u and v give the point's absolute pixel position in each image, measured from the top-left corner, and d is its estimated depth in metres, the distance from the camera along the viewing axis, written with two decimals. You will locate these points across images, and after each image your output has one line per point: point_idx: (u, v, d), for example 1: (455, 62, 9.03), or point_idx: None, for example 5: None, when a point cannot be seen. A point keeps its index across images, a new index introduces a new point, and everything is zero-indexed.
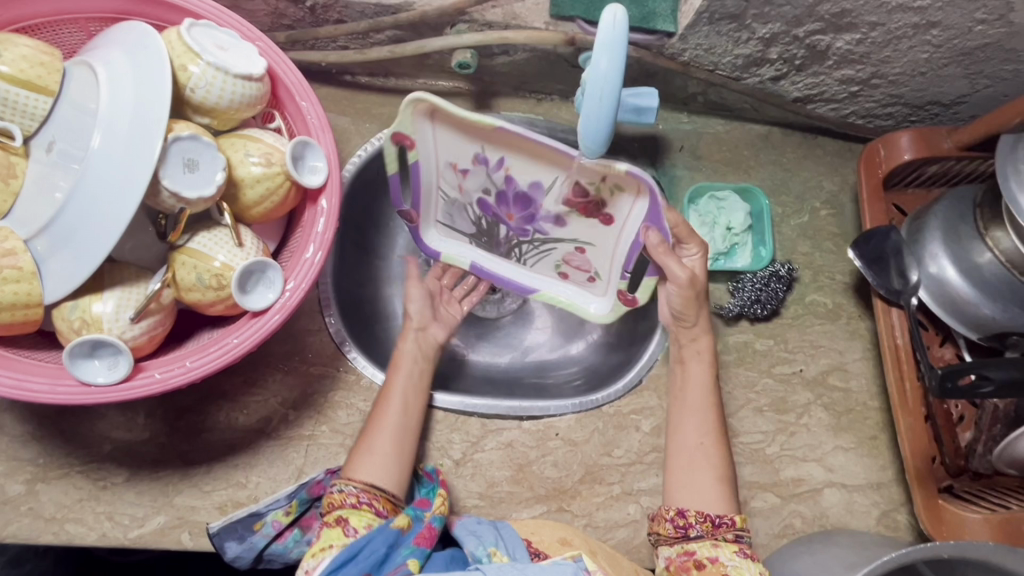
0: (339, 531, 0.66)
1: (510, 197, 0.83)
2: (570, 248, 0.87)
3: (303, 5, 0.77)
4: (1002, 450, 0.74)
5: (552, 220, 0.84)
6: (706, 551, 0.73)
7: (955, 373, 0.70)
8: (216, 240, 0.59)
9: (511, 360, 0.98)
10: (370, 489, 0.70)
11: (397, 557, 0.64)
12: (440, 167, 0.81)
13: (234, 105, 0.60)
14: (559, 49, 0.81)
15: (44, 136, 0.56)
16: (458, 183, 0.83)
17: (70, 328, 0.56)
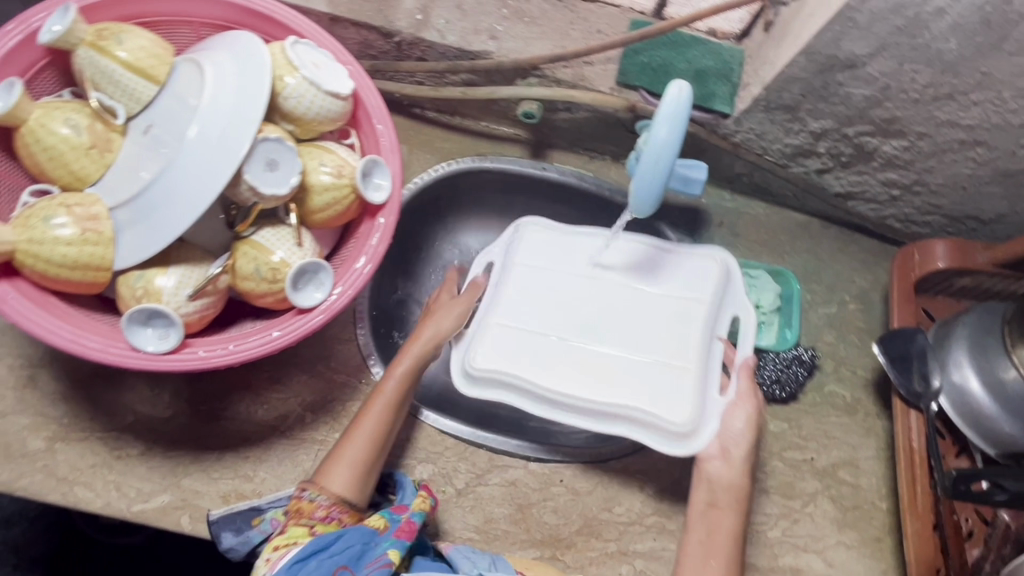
0: (304, 530, 0.65)
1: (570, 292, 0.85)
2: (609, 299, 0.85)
3: (391, 40, 0.83)
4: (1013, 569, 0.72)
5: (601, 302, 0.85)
6: None
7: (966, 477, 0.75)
8: (279, 236, 0.63)
9: None
10: (342, 503, 0.69)
11: (375, 551, 0.63)
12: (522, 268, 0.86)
13: (318, 118, 0.65)
14: (620, 114, 0.86)
15: (144, 119, 0.62)
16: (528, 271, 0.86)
17: (132, 295, 0.59)
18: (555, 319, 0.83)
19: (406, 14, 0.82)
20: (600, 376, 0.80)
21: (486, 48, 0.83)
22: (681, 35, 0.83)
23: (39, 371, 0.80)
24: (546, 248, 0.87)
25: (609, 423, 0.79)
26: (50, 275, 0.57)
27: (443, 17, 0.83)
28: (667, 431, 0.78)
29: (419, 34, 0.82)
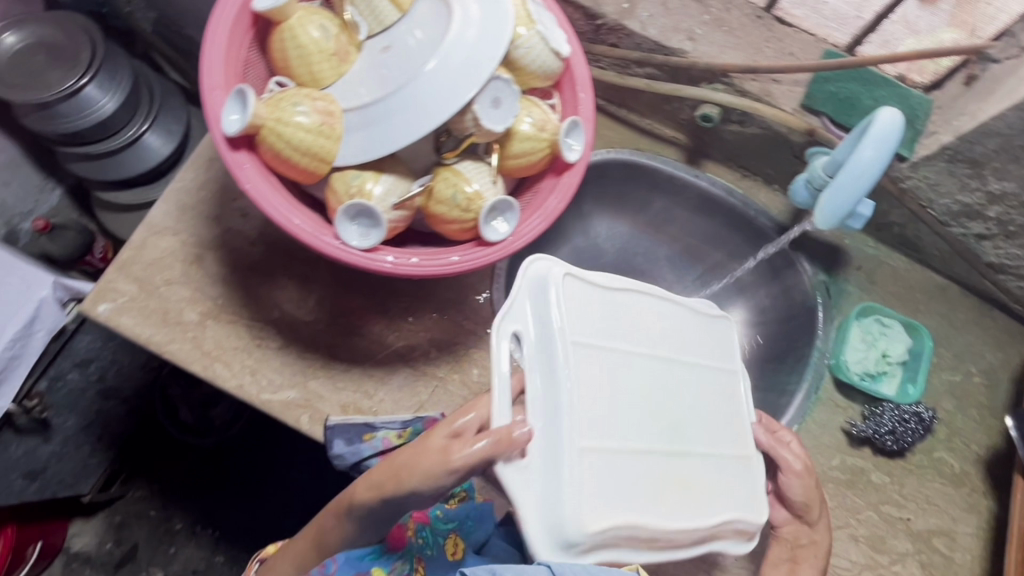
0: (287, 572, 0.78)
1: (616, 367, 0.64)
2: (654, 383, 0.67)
3: (593, 22, 0.88)
4: None
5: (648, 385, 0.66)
6: None
7: None
8: (478, 171, 0.68)
9: None
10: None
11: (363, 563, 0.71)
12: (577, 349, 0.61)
13: (535, 73, 0.69)
14: (793, 136, 0.88)
15: (383, 39, 0.68)
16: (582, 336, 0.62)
17: (346, 191, 0.64)
18: (632, 428, 0.62)
19: (614, 0, 0.86)
20: (679, 491, 0.64)
21: (682, 47, 0.86)
22: (873, 72, 0.81)
23: (208, 252, 0.87)
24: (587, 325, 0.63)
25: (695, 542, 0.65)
26: (284, 154, 0.62)
27: (648, 11, 0.86)
28: (738, 537, 0.69)
29: (623, 21, 0.86)
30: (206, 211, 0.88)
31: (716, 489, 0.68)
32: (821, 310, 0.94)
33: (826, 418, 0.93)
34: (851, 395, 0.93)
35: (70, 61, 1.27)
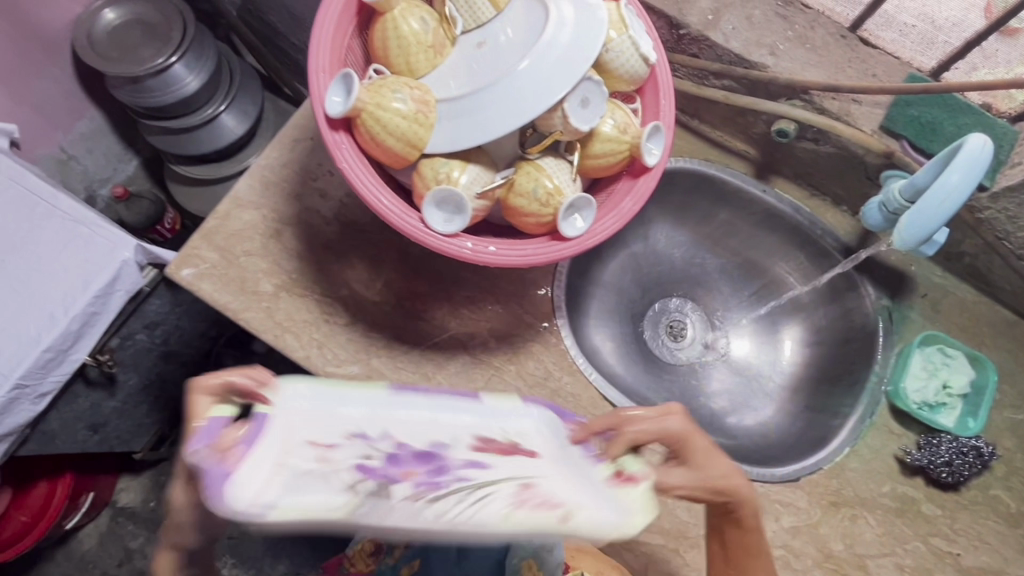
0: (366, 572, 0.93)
1: (402, 460, 0.45)
2: (472, 448, 0.48)
3: (676, 32, 0.90)
4: None
5: (462, 471, 0.45)
6: None
7: None
8: (559, 168, 0.70)
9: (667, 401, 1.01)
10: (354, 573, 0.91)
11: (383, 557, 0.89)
12: (298, 450, 0.44)
13: (622, 76, 0.71)
14: (869, 157, 0.88)
15: (478, 36, 0.70)
16: (318, 455, 0.43)
17: (434, 177, 0.67)
18: (348, 418, 0.48)
19: (699, 11, 0.88)
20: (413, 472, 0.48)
21: (764, 62, 0.86)
22: (954, 98, 0.80)
23: (287, 228, 0.91)
24: (305, 419, 0.48)
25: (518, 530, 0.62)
26: (379, 138, 0.65)
27: (731, 23, 0.87)
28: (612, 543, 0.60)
29: (706, 32, 0.87)
30: (289, 189, 0.92)
31: (461, 453, 0.48)
32: (882, 333, 0.95)
33: (879, 442, 0.92)
34: (907, 423, 0.93)
35: (163, 39, 1.34)
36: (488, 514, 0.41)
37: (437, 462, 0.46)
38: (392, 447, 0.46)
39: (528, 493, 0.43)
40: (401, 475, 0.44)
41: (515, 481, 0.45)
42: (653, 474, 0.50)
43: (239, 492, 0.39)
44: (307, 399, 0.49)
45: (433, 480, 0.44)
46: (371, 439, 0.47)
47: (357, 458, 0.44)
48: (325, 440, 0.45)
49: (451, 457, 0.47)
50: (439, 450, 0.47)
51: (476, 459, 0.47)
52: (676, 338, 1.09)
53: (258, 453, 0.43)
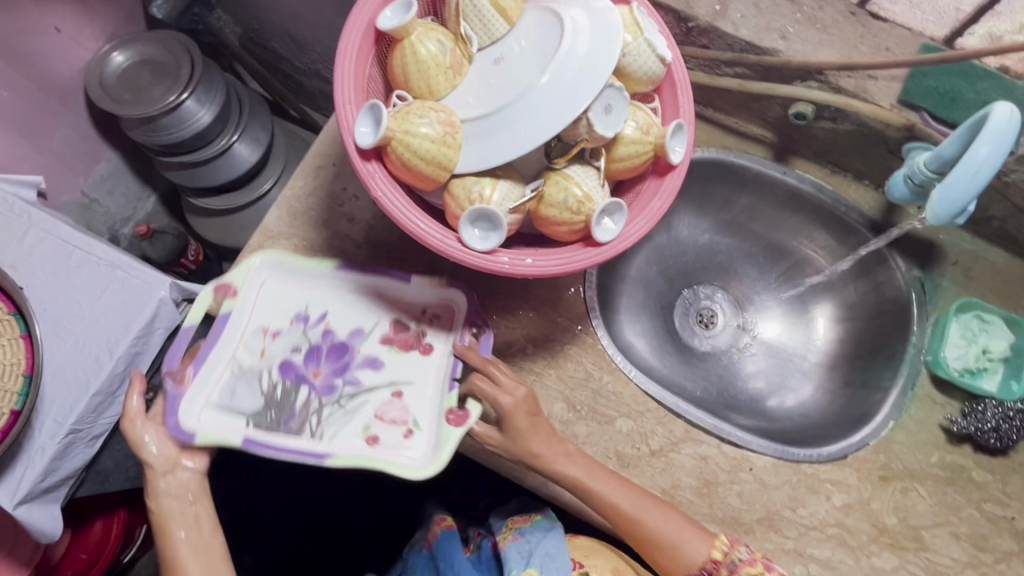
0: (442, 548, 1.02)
1: (322, 351, 0.83)
2: (384, 397, 0.81)
3: (684, 25, 0.90)
4: None
5: (364, 365, 0.83)
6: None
7: None
8: (586, 174, 0.70)
9: (707, 392, 1.02)
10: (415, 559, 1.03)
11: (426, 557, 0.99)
12: (249, 331, 0.81)
13: (641, 78, 0.72)
14: (890, 131, 0.88)
15: (495, 51, 0.71)
16: (262, 346, 0.81)
17: (466, 196, 0.68)
18: (271, 320, 0.82)
19: (706, 2, 0.88)
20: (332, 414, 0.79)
21: (775, 47, 0.87)
22: (977, 65, 0.79)
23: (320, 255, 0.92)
24: (269, 304, 0.83)
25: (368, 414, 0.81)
26: (410, 163, 0.66)
27: (739, 12, 0.88)
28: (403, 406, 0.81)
29: (715, 22, 0.87)
30: (317, 216, 0.94)
31: (386, 356, 0.83)
32: (916, 306, 0.95)
33: (922, 413, 0.92)
34: (948, 392, 0.92)
35: (172, 76, 1.36)
36: (345, 435, 0.78)
37: (326, 382, 0.81)
38: (321, 334, 0.83)
39: (386, 409, 0.80)
40: (314, 377, 0.81)
41: (393, 385, 0.81)
42: (478, 414, 0.77)
43: (203, 417, 0.75)
44: (251, 307, 0.82)
45: (328, 386, 0.81)
46: (309, 322, 0.83)
47: (282, 359, 0.81)
48: (271, 327, 0.82)
49: (356, 357, 0.83)
50: (356, 345, 0.84)
51: (376, 356, 0.83)
52: (708, 324, 1.10)
53: (215, 356, 0.78)
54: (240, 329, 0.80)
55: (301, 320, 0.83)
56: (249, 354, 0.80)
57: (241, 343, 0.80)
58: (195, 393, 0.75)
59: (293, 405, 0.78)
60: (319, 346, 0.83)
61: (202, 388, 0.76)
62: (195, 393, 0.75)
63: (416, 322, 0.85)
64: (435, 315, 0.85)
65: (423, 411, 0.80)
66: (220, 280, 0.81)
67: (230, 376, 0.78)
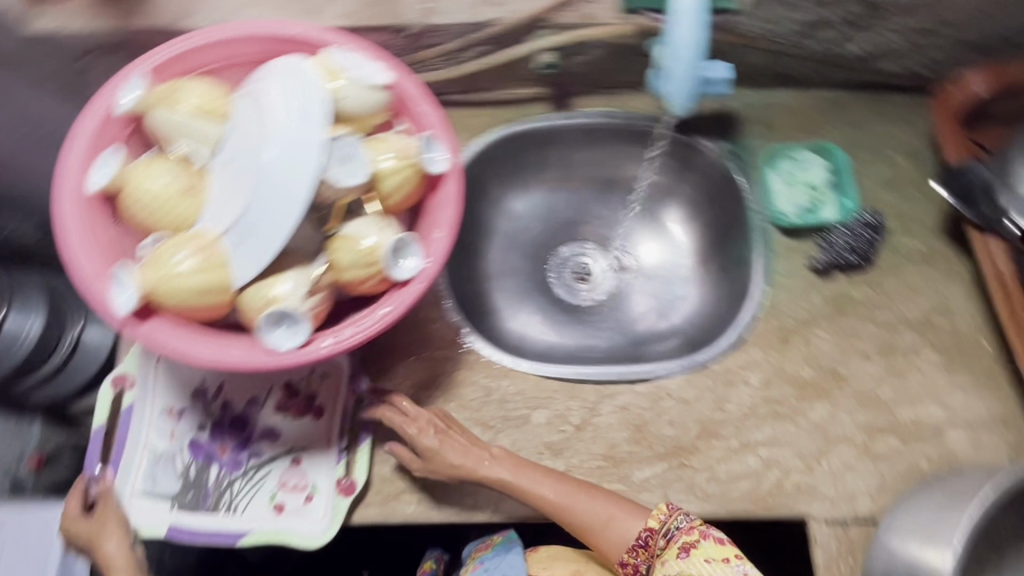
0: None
1: (226, 427, 0.89)
2: (284, 467, 0.87)
3: (401, 35, 0.88)
4: None
5: (264, 437, 0.89)
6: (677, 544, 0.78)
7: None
8: (365, 225, 0.69)
9: (611, 339, 1.06)
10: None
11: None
12: (154, 415, 0.87)
13: (370, 112, 0.71)
14: (632, 40, 0.89)
15: (222, 156, 0.69)
16: (169, 430, 0.87)
17: (257, 307, 0.66)
18: (171, 401, 0.88)
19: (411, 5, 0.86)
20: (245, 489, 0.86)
21: (493, 16, 0.87)
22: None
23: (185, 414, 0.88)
24: (167, 382, 0.88)
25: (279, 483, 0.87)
26: (185, 303, 0.64)
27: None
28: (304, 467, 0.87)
29: (428, 21, 0.86)
30: None
31: (283, 424, 0.89)
32: (738, 175, 0.99)
33: (787, 266, 0.94)
34: (799, 236, 0.95)
35: None
36: (257, 507, 0.85)
37: (234, 456, 0.88)
38: (220, 409, 0.89)
39: (287, 478, 0.86)
40: (220, 455, 0.88)
41: (291, 453, 0.87)
42: (362, 479, 0.84)
43: (133, 506, 0.83)
44: (154, 395, 0.88)
45: (234, 461, 0.87)
46: (208, 398, 0.89)
47: (189, 441, 0.88)
48: (174, 407, 0.88)
49: (256, 429, 0.89)
50: (254, 417, 0.89)
51: (272, 424, 0.89)
52: (581, 280, 1.12)
53: (129, 445, 0.85)
54: (146, 417, 0.87)
55: (201, 396, 0.89)
56: (159, 440, 0.87)
57: (150, 428, 0.87)
58: (125, 487, 0.83)
59: (206, 484, 0.86)
60: (220, 424, 0.89)
61: (125, 481, 0.84)
62: (125, 488, 0.83)
63: (305, 383, 0.90)
64: (323, 374, 0.91)
65: (321, 478, 0.86)
66: (118, 371, 0.87)
67: (147, 463, 0.85)
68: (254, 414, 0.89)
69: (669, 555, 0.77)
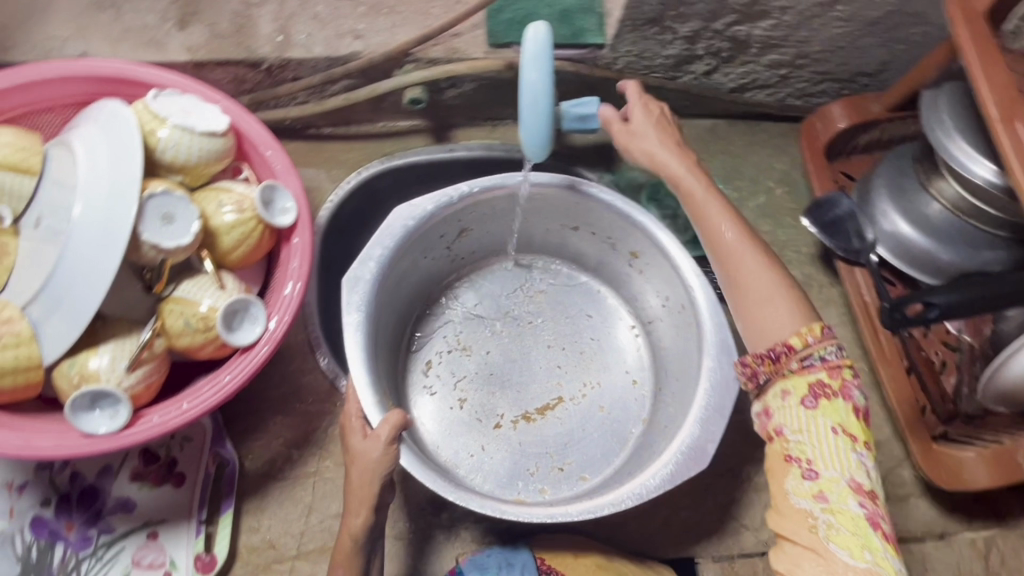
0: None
1: (74, 499, 0.78)
2: (140, 541, 0.78)
3: (260, 69, 0.84)
4: (986, 385, 0.76)
5: (118, 510, 0.79)
6: (774, 400, 0.61)
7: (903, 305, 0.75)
8: (200, 285, 0.64)
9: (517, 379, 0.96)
10: None
11: None
12: None
13: (203, 160, 0.65)
14: (503, 75, 0.87)
15: (32, 214, 0.60)
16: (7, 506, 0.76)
17: (70, 385, 0.60)
18: None
19: (266, 39, 0.82)
20: None
21: (354, 50, 0.83)
22: None
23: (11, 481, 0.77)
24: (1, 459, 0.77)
25: None
26: None
27: (303, 32, 0.83)
28: (153, 549, 0.78)
29: (285, 55, 0.82)
30: None
31: (143, 501, 0.79)
32: None
33: None
34: None
35: None
36: None
37: (83, 533, 0.78)
38: (69, 478, 0.78)
39: (143, 554, 0.78)
40: (68, 531, 0.78)
41: (149, 524, 0.79)
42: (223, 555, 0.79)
43: None
44: None
45: (84, 537, 0.78)
46: (53, 468, 0.78)
47: (32, 518, 0.76)
48: (17, 479, 0.76)
49: (108, 502, 0.79)
50: (107, 488, 0.79)
51: (125, 497, 0.79)
52: None
53: None
54: None
55: (45, 469, 0.78)
56: None
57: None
58: None
59: (50, 566, 0.76)
60: None
61: None
62: None
63: (169, 446, 0.81)
64: (185, 438, 0.81)
65: (177, 551, 0.78)
66: None
67: None
68: (110, 485, 0.79)
69: (800, 385, 0.60)
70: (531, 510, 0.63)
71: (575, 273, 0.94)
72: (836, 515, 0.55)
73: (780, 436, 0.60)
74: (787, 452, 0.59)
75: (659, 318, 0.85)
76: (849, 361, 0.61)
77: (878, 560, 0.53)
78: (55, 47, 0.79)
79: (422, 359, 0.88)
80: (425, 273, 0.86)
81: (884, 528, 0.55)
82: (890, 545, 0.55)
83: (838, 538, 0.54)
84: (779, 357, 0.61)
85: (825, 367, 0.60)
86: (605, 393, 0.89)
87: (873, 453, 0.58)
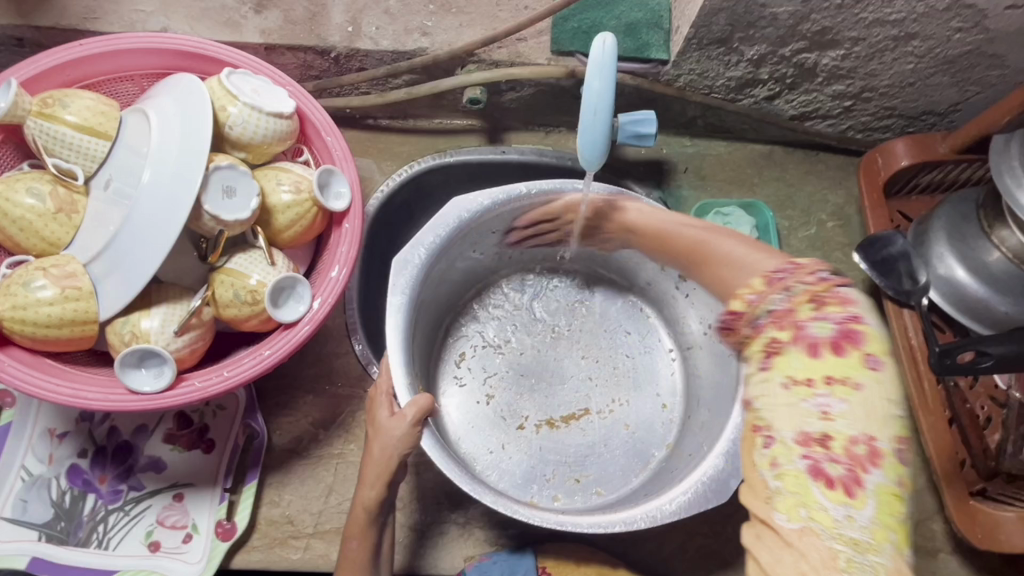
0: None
1: (109, 453, 0.81)
2: (166, 502, 0.80)
3: (328, 56, 0.86)
4: None
5: (149, 468, 0.81)
6: (756, 389, 0.50)
7: (954, 351, 0.74)
8: (252, 260, 0.65)
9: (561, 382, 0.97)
10: None
11: None
12: (34, 436, 0.79)
13: (267, 139, 0.67)
14: (562, 83, 0.88)
15: (102, 175, 0.62)
16: (49, 452, 0.80)
17: (121, 341, 0.62)
18: None
19: (337, 28, 0.84)
20: (106, 543, 0.78)
21: (420, 46, 0.85)
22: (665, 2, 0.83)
23: (54, 428, 0.80)
24: (48, 407, 0.80)
25: (149, 540, 0.79)
26: (39, 335, 0.59)
27: (373, 24, 0.85)
28: (176, 510, 0.80)
29: (354, 45, 0.84)
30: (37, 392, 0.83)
31: (174, 463, 0.82)
32: None
33: None
34: None
35: None
36: (130, 543, 0.79)
37: (114, 486, 0.80)
38: (107, 433, 0.82)
39: (167, 514, 0.80)
40: (100, 483, 0.80)
41: (176, 486, 0.81)
42: (243, 523, 0.80)
43: None
44: (35, 414, 0.80)
45: (114, 491, 0.80)
46: (94, 420, 0.81)
47: (70, 466, 0.80)
48: (59, 427, 0.80)
49: (140, 459, 0.82)
50: (141, 446, 0.82)
51: (156, 457, 0.82)
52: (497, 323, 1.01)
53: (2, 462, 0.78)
54: (26, 437, 0.79)
55: (86, 421, 0.81)
56: (36, 464, 0.79)
57: (28, 450, 0.79)
58: None
59: (81, 515, 0.79)
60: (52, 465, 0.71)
61: None
62: None
63: (203, 413, 0.83)
64: (218, 406, 0.83)
65: (199, 515, 0.80)
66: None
67: (21, 489, 0.78)
68: (143, 443, 0.82)
69: (754, 358, 0.52)
70: (544, 514, 0.63)
71: (618, 286, 0.94)
72: (783, 478, 0.45)
73: (749, 404, 0.50)
74: (755, 423, 0.49)
75: (700, 344, 0.83)
76: (819, 289, 0.51)
77: (817, 518, 0.43)
78: (139, 20, 0.83)
79: (456, 350, 0.89)
80: (469, 268, 0.87)
81: (832, 478, 0.44)
82: (840, 493, 0.43)
83: (780, 501, 0.45)
84: (739, 328, 0.56)
85: (773, 323, 0.51)
86: (634, 412, 0.88)
87: (851, 391, 0.46)
